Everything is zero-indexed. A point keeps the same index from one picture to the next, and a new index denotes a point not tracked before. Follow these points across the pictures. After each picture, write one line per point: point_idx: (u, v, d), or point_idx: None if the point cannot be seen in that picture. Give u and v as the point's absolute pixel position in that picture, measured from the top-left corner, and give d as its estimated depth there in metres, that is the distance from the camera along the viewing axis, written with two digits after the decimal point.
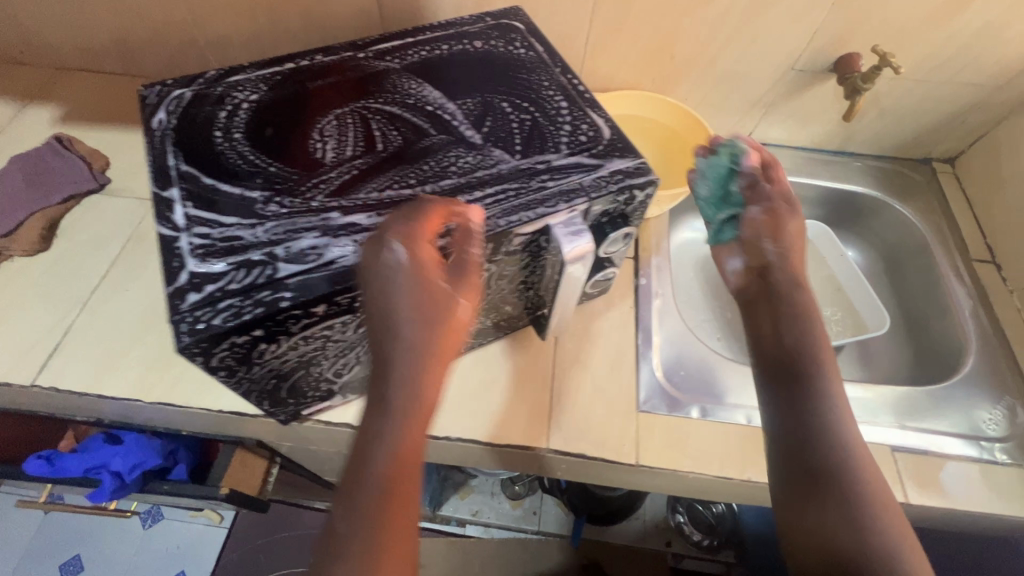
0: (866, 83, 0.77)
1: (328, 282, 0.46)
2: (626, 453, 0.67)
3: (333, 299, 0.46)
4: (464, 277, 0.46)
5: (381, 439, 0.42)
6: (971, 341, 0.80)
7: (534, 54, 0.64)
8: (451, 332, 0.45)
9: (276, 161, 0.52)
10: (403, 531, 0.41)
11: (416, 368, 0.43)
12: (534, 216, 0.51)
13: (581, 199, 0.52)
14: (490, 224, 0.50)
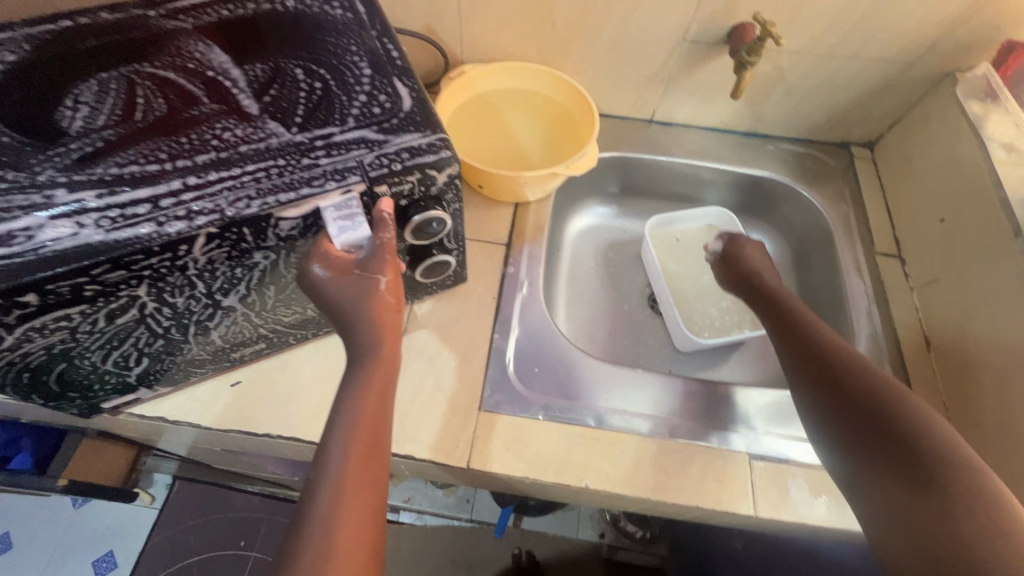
0: (751, 56, 0.71)
1: (31, 267, 0.40)
2: (458, 456, 0.63)
3: (44, 288, 0.41)
4: (379, 260, 0.49)
5: (339, 420, 0.48)
6: (860, 341, 0.74)
7: (350, 15, 0.57)
8: (383, 306, 0.51)
9: (13, 131, 0.46)
10: (365, 486, 0.46)
11: (365, 332, 0.50)
12: (295, 199, 0.45)
13: (355, 177, 0.46)
14: (239, 205, 0.44)
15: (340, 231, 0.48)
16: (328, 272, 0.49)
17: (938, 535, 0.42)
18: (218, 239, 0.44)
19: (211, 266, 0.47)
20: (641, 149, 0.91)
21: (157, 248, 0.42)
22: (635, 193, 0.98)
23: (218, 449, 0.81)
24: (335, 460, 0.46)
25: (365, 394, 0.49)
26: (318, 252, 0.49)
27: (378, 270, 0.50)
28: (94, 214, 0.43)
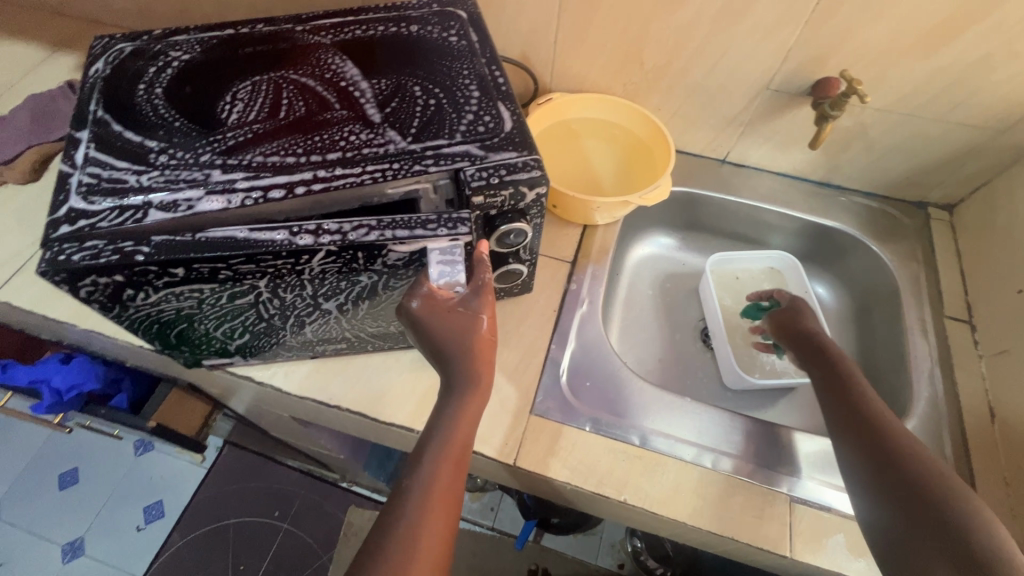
0: (834, 110, 0.74)
1: (188, 248, 0.47)
2: (506, 452, 0.67)
3: (191, 265, 0.47)
4: (479, 301, 0.56)
5: (437, 436, 0.53)
6: (919, 403, 0.73)
7: (465, 43, 0.64)
8: (483, 344, 0.56)
9: (183, 118, 0.55)
10: (448, 503, 0.50)
11: (465, 366, 0.54)
12: (410, 237, 0.50)
13: (464, 227, 0.52)
14: (362, 234, 0.49)
15: (441, 275, 0.54)
16: (432, 306, 0.54)
17: None
18: (336, 255, 0.49)
19: (323, 275, 0.52)
20: (710, 187, 0.94)
21: (285, 254, 0.48)
22: (698, 228, 1.01)
23: (283, 416, 0.89)
24: (427, 475, 0.51)
25: (460, 421, 0.54)
26: (420, 289, 0.55)
27: (479, 309, 0.56)
28: (241, 194, 0.50)
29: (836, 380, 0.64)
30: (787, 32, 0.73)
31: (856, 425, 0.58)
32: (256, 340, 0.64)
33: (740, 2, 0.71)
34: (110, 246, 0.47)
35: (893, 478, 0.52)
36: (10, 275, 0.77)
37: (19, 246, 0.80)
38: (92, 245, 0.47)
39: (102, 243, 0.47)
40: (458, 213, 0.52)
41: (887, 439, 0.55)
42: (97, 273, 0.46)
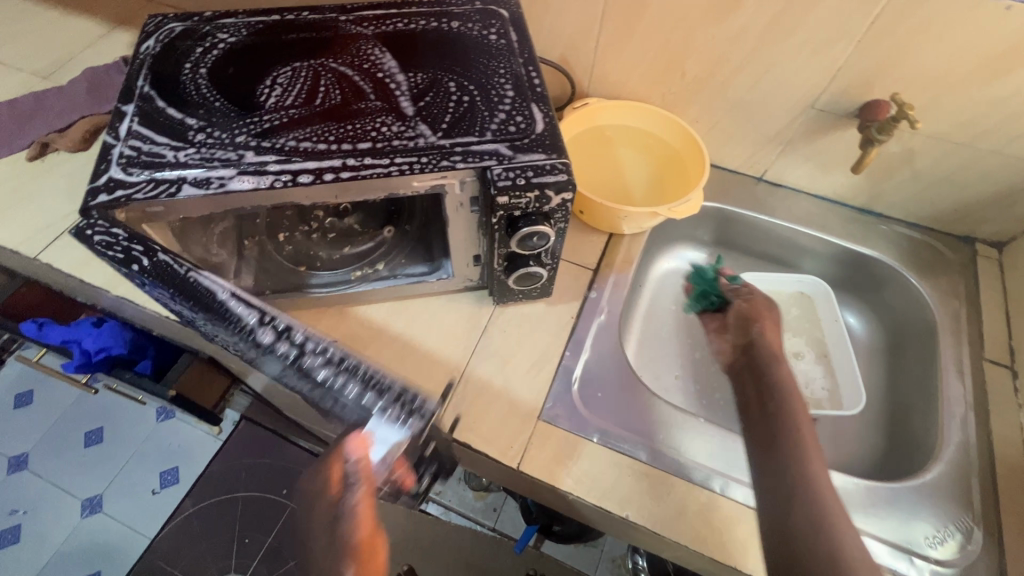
0: (881, 134, 0.71)
1: (185, 269, 0.50)
2: (510, 456, 0.66)
3: (186, 286, 0.51)
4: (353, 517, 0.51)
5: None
6: (948, 448, 0.69)
7: (504, 42, 0.64)
8: (366, 543, 0.51)
9: (223, 98, 0.57)
10: None
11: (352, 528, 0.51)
12: None
13: (418, 419, 0.51)
14: None
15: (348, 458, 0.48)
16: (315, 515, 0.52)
17: None
18: None
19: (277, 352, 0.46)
20: (743, 205, 0.91)
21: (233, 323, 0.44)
22: (728, 246, 0.98)
23: (296, 397, 0.90)
24: None
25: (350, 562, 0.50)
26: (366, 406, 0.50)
27: (355, 505, 0.51)
28: (271, 176, 0.51)
29: (780, 405, 0.60)
30: (838, 50, 0.70)
31: (773, 456, 0.56)
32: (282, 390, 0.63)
33: (790, 16, 0.69)
34: (131, 242, 0.52)
35: (785, 519, 0.52)
36: (53, 237, 0.80)
37: (64, 211, 0.84)
38: (123, 233, 0.51)
39: (127, 237, 0.51)
40: (422, 403, 0.51)
41: (807, 482, 0.53)
42: (115, 259, 0.51)
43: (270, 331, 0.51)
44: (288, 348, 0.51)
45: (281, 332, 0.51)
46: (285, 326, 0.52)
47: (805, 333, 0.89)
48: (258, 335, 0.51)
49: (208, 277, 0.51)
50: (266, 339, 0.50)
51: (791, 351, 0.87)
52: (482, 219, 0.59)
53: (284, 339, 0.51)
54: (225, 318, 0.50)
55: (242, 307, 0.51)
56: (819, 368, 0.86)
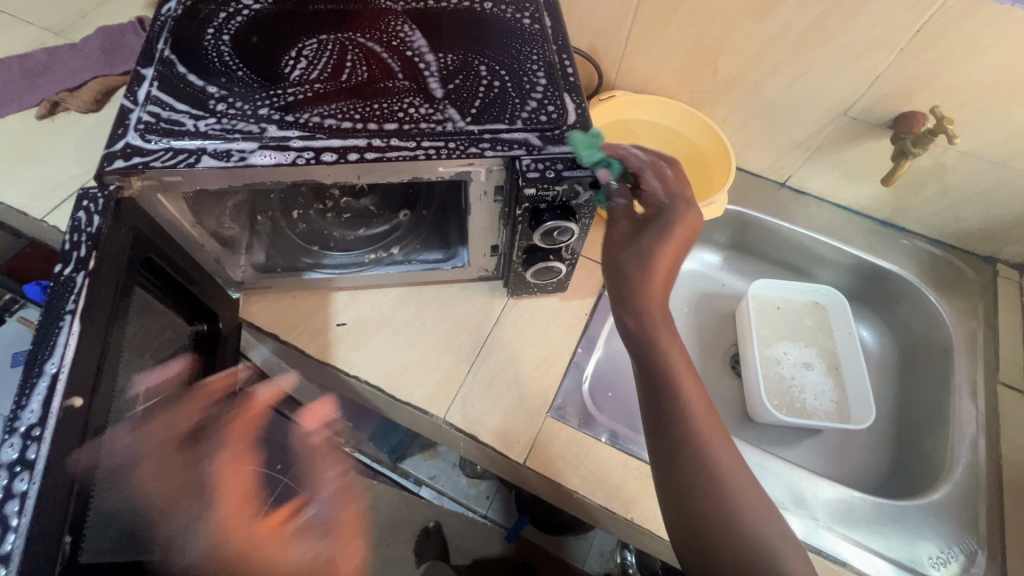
0: (916, 147, 0.69)
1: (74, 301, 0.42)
2: (518, 450, 0.65)
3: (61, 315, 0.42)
4: None
5: None
6: (956, 468, 0.69)
7: (538, 27, 0.62)
8: None
9: (247, 68, 0.55)
10: None
11: None
12: None
13: None
14: None
15: None
16: None
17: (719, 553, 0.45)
18: None
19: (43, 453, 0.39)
20: (765, 210, 0.90)
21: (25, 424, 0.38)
22: (745, 250, 0.97)
23: (297, 375, 0.89)
24: None
25: None
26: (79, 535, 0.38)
27: None
28: (294, 152, 0.50)
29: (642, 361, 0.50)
30: (879, 58, 0.68)
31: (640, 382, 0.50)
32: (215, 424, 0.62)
33: (833, 19, 0.67)
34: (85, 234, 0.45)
35: (681, 488, 0.47)
36: (61, 200, 0.79)
37: (73, 174, 0.82)
38: (93, 224, 0.45)
39: (88, 232, 0.44)
40: None
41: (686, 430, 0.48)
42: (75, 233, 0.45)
43: (41, 415, 0.39)
44: (15, 454, 0.37)
45: (30, 431, 0.38)
46: (39, 429, 0.38)
47: (817, 343, 0.88)
48: (22, 413, 0.39)
49: (74, 331, 0.41)
50: (26, 424, 0.39)
51: (801, 361, 0.86)
52: (505, 209, 0.58)
53: (29, 443, 0.38)
54: (28, 382, 0.40)
55: (45, 383, 0.40)
56: (830, 379, 0.85)
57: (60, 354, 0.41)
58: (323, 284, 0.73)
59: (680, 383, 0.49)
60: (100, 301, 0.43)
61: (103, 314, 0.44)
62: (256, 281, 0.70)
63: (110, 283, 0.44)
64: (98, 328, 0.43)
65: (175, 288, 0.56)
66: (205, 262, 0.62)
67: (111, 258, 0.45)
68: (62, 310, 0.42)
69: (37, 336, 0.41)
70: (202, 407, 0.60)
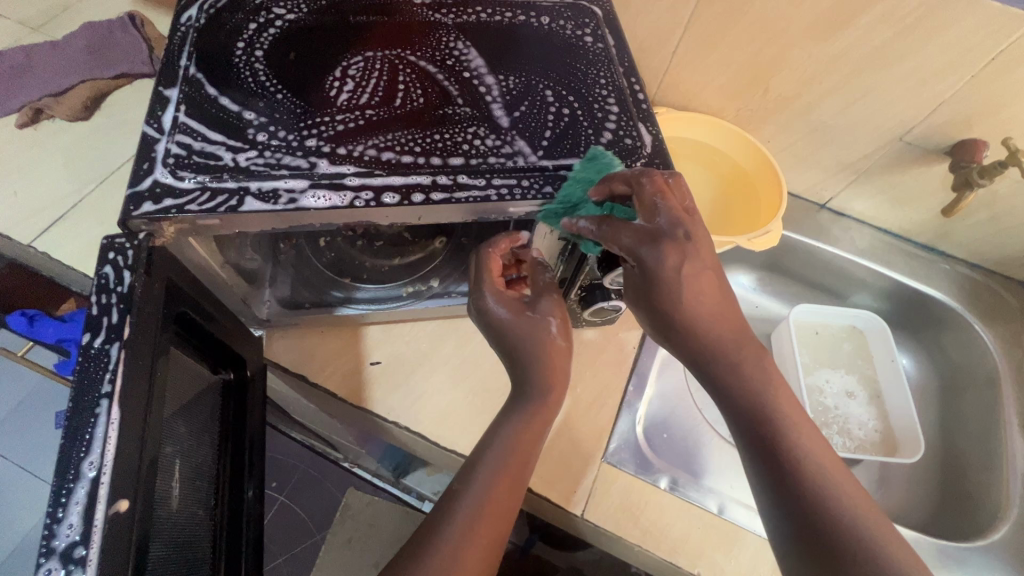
0: (981, 178, 0.67)
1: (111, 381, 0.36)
2: (574, 501, 0.61)
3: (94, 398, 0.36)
4: None
5: None
6: (1014, 507, 0.68)
7: (602, 46, 0.57)
8: None
9: (286, 90, 0.48)
10: None
11: None
12: None
13: None
14: None
15: None
16: None
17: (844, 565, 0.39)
18: None
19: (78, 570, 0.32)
20: (806, 233, 0.87)
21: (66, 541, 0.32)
22: (780, 270, 0.94)
23: (315, 408, 0.82)
24: None
25: None
26: None
27: None
28: (351, 192, 0.44)
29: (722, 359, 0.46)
30: (947, 84, 0.65)
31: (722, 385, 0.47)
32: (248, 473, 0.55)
33: (904, 42, 0.63)
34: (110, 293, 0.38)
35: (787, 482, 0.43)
36: (51, 222, 0.70)
37: (63, 192, 0.73)
38: (124, 282, 0.39)
39: (120, 292, 0.38)
40: None
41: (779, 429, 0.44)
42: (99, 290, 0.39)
43: (82, 531, 0.32)
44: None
45: (71, 552, 0.31)
46: (84, 548, 0.32)
47: (858, 370, 0.86)
48: (57, 530, 0.32)
49: (113, 419, 0.35)
50: (65, 543, 0.32)
51: (844, 390, 0.84)
52: (569, 246, 0.53)
53: (72, 567, 0.31)
54: (60, 490, 0.33)
55: (84, 488, 0.33)
56: (873, 408, 0.83)
57: (98, 451, 0.34)
58: (355, 319, 0.66)
59: (768, 382, 0.46)
60: (138, 379, 0.37)
61: (142, 394, 0.38)
62: (284, 320, 0.64)
63: (148, 353, 0.38)
64: (139, 410, 0.37)
65: (205, 337, 0.49)
66: (231, 303, 0.56)
67: (147, 328, 0.38)
68: (97, 393, 0.36)
69: (67, 429, 0.35)
70: (234, 459, 0.53)
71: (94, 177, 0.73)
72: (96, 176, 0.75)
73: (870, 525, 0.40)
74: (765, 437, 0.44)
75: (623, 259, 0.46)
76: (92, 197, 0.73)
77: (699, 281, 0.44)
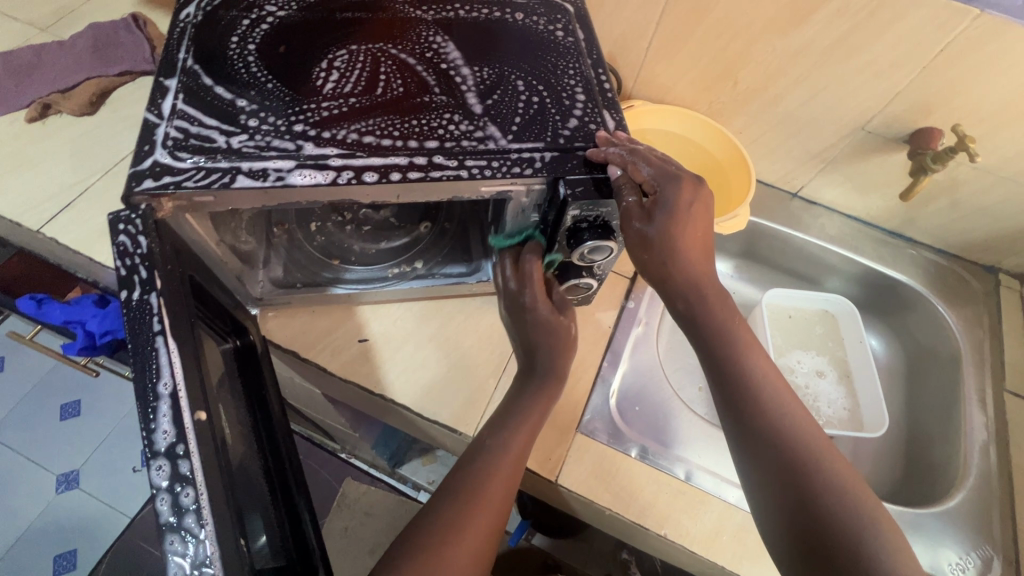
0: (935, 163, 0.71)
1: (161, 321, 0.40)
2: (548, 467, 0.65)
3: (148, 338, 0.40)
4: None
5: None
6: (969, 475, 0.71)
7: (572, 40, 0.61)
8: None
9: (275, 79, 0.53)
10: None
11: None
12: None
13: None
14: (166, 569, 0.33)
15: None
16: None
17: (811, 519, 0.46)
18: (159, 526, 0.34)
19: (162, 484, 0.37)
20: (778, 220, 0.90)
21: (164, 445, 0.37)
22: (756, 257, 0.97)
23: (308, 389, 0.86)
24: None
25: None
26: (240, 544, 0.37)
27: None
28: (334, 171, 0.48)
29: (713, 348, 0.54)
30: (902, 75, 0.69)
31: (714, 361, 0.54)
32: (294, 477, 0.54)
33: (859, 37, 0.68)
34: (139, 255, 0.43)
35: (764, 450, 0.49)
36: (58, 210, 0.74)
37: (69, 182, 0.77)
38: (142, 245, 0.43)
39: (141, 253, 0.43)
40: None
41: (758, 402, 0.51)
42: (126, 253, 0.43)
43: (177, 434, 0.37)
44: (167, 476, 0.36)
45: (173, 450, 0.37)
46: (183, 446, 0.37)
47: (829, 352, 0.89)
48: (154, 436, 0.37)
49: (173, 349, 0.40)
50: (164, 445, 0.37)
51: (815, 369, 0.88)
52: (541, 226, 0.56)
53: (178, 461, 0.36)
54: (145, 408, 0.38)
55: (166, 404, 0.38)
56: (842, 387, 0.86)
57: (170, 374, 0.39)
58: (345, 299, 0.70)
59: (748, 355, 0.53)
60: (179, 317, 0.42)
61: (186, 330, 0.42)
62: (276, 298, 0.67)
63: (183, 300, 0.43)
64: (190, 340, 0.42)
65: (212, 306, 0.54)
66: (227, 280, 0.60)
67: (173, 278, 0.43)
68: (150, 332, 0.40)
69: (135, 364, 0.39)
70: (271, 451, 0.53)
71: (98, 168, 0.78)
72: (100, 167, 0.79)
73: (825, 456, 0.48)
74: (738, 378, 0.52)
75: (631, 194, 0.52)
76: (97, 187, 0.77)
77: (695, 215, 0.53)
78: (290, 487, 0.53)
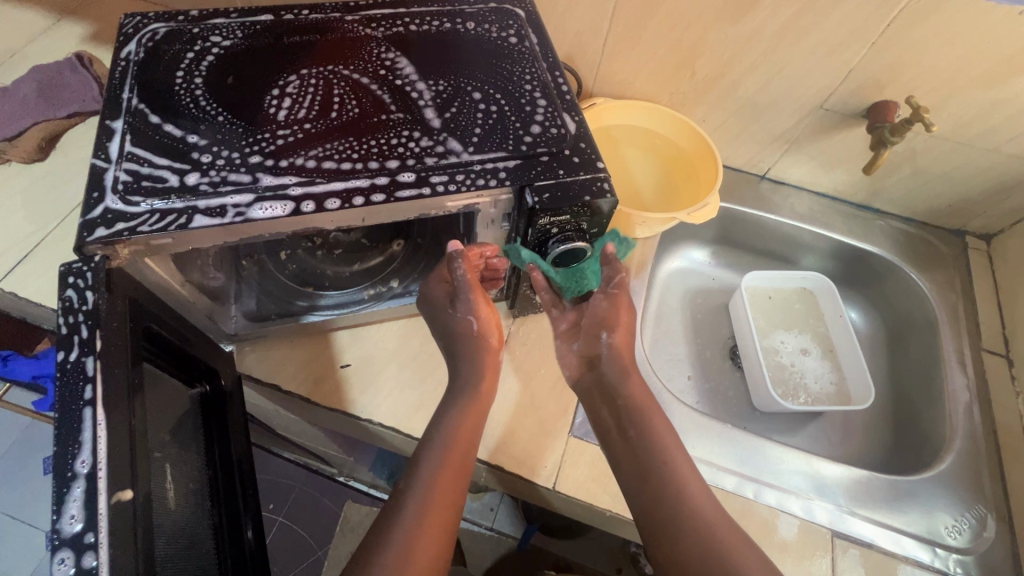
0: (894, 136, 0.72)
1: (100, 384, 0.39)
2: (545, 475, 0.64)
3: (77, 400, 0.39)
4: None
5: None
6: (956, 437, 0.73)
7: (526, 44, 0.60)
8: None
9: (227, 111, 0.51)
10: None
11: None
12: None
13: None
14: None
15: None
16: None
17: None
18: None
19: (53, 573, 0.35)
20: (750, 204, 0.91)
21: (63, 535, 0.35)
22: (732, 243, 0.98)
23: (295, 419, 0.83)
24: None
25: None
26: None
27: None
28: (294, 201, 0.47)
29: None
30: (853, 52, 0.71)
31: None
32: (242, 501, 0.58)
33: (808, 17, 0.68)
34: (81, 315, 0.41)
35: None
36: (14, 265, 0.71)
37: (25, 233, 0.74)
38: (87, 301, 0.41)
39: (85, 310, 0.41)
40: None
41: None
42: (75, 311, 0.41)
43: (86, 520, 0.35)
44: (70, 569, 0.34)
45: (80, 539, 0.34)
46: (92, 534, 0.35)
47: (811, 329, 0.90)
48: (62, 522, 0.35)
49: (100, 421, 0.38)
50: (71, 533, 0.35)
51: (799, 348, 0.89)
52: (513, 234, 0.56)
53: (84, 552, 0.34)
54: (60, 487, 0.36)
55: (81, 485, 0.36)
56: (828, 362, 0.87)
57: (90, 450, 0.37)
58: (321, 326, 0.69)
59: None
60: (115, 385, 0.40)
61: (123, 395, 0.41)
62: (250, 332, 0.66)
63: (124, 364, 0.41)
64: (122, 411, 0.40)
65: (177, 352, 0.52)
66: (197, 320, 0.58)
67: (117, 338, 0.41)
68: (80, 401, 0.38)
69: (59, 432, 0.37)
70: (226, 484, 0.56)
71: (55, 214, 0.75)
72: (56, 214, 0.76)
73: None
74: None
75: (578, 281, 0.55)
76: (55, 235, 0.74)
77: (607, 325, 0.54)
78: (237, 511, 0.56)
